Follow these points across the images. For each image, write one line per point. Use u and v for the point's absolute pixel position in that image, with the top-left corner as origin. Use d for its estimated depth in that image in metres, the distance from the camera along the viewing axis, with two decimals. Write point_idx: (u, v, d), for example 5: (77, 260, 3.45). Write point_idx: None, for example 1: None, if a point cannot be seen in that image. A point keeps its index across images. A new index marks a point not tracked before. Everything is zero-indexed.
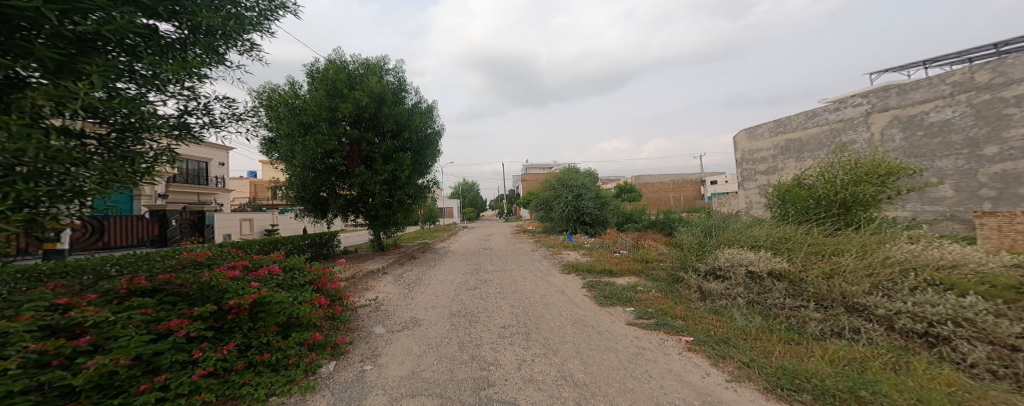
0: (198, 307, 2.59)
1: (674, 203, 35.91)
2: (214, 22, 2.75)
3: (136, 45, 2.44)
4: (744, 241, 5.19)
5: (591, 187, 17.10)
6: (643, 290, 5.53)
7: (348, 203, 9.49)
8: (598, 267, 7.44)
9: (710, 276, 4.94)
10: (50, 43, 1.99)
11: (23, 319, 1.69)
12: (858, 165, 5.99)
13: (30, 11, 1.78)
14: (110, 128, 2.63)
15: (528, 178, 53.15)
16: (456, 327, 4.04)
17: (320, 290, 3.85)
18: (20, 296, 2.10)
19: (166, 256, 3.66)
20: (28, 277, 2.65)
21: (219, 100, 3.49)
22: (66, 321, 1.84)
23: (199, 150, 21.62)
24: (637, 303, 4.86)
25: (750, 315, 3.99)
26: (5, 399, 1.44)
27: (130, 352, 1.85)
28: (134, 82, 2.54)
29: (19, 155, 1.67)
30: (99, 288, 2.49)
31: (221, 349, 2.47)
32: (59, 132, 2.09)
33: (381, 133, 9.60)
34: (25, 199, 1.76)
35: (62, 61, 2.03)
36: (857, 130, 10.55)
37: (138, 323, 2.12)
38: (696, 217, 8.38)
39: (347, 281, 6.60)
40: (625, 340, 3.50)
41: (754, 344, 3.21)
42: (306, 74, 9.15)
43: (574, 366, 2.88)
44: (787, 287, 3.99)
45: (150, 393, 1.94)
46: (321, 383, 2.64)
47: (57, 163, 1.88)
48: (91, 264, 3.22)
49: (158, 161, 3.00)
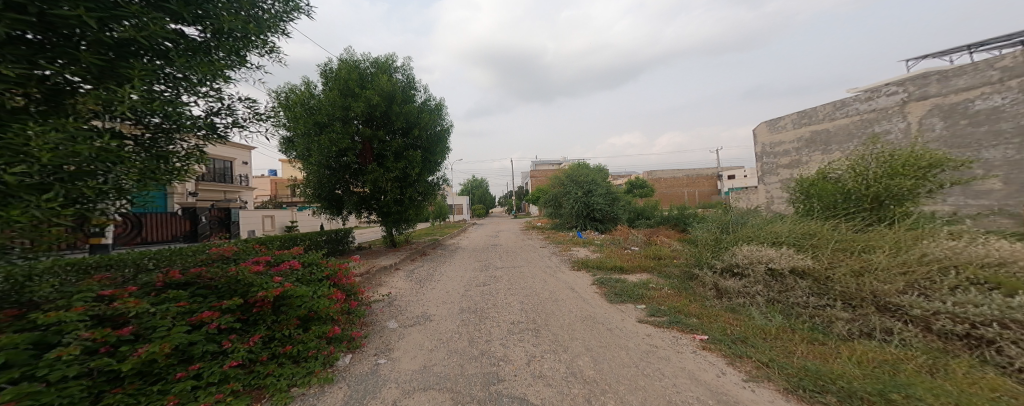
0: (226, 299, 2.70)
1: (688, 198, 35.29)
2: (234, 26, 2.84)
3: (168, 49, 2.56)
4: (765, 237, 5.06)
5: (601, 182, 16.93)
6: (655, 287, 5.47)
7: (362, 200, 9.65)
8: (609, 264, 7.37)
9: (726, 274, 4.85)
10: (92, 50, 2.12)
11: (75, 309, 1.83)
12: (897, 157, 5.63)
13: (72, 20, 1.90)
14: (146, 129, 2.77)
15: (536, 172, 53.86)
16: (467, 323, 4.10)
17: (338, 285, 3.93)
18: (71, 287, 2.27)
19: (197, 251, 3.85)
20: (78, 269, 2.88)
21: (242, 100, 3.59)
22: (109, 311, 1.96)
23: (225, 150, 22.48)
24: (650, 300, 4.79)
25: (770, 314, 3.88)
26: (61, 385, 1.56)
27: (171, 342, 1.97)
28: (168, 84, 2.67)
29: (71, 155, 1.77)
30: (139, 280, 2.65)
31: (248, 341, 2.58)
32: (103, 133, 2.21)
33: (392, 131, 9.70)
34: (72, 196, 1.90)
35: (104, 66, 2.15)
36: (891, 121, 10.05)
37: (174, 314, 2.25)
38: (712, 213, 8.21)
39: (362, 276, 6.75)
40: (637, 338, 3.47)
41: (774, 343, 3.13)
42: (320, 74, 9.35)
43: (584, 363, 2.87)
44: (812, 285, 3.86)
45: (186, 381, 2.09)
46: (339, 375, 2.72)
47: (101, 162, 1.98)
48: (131, 258, 3.43)
49: (191, 160, 3.13)
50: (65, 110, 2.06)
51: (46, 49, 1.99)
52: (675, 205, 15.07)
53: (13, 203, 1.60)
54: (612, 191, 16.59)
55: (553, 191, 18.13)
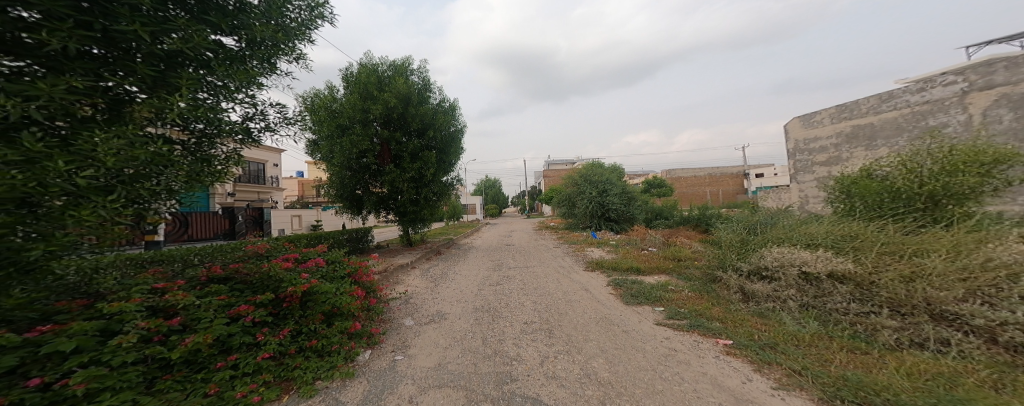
0: (260, 294, 2.86)
1: (710, 198, 34.09)
2: (266, 35, 2.99)
3: (210, 59, 2.73)
4: (798, 239, 4.82)
5: (617, 182, 16.65)
6: (674, 289, 5.33)
7: (380, 200, 9.87)
8: (625, 265, 7.23)
9: (753, 276, 4.66)
10: (146, 61, 2.32)
11: (133, 300, 2.11)
12: (955, 153, 5.22)
13: (131, 34, 2.12)
14: (192, 135, 2.98)
15: (551, 172, 53.60)
16: (480, 322, 4.11)
17: (359, 283, 4.04)
18: (131, 280, 2.57)
19: (236, 248, 4.09)
20: (136, 263, 3.23)
21: (273, 106, 3.77)
22: (161, 302, 2.25)
23: (256, 152, 23.63)
24: (668, 303, 4.66)
25: (804, 319, 3.70)
26: (121, 371, 1.80)
27: (213, 333, 2.21)
28: (210, 92, 2.86)
29: (131, 158, 2.00)
30: (186, 275, 2.87)
31: (278, 334, 2.71)
32: (156, 139, 2.44)
33: (408, 132, 9.87)
34: (128, 196, 2.10)
35: (156, 76, 2.36)
36: (948, 113, 8.29)
37: (216, 307, 2.46)
38: (739, 213, 7.88)
39: (380, 274, 6.93)
40: (654, 341, 3.38)
41: (807, 351, 2.98)
42: (342, 78, 9.66)
43: (598, 365, 2.82)
44: (853, 290, 3.64)
45: (225, 370, 2.28)
46: (360, 370, 2.80)
47: (155, 165, 2.25)
48: (180, 253, 3.70)
49: (230, 163, 3.31)
50: (124, 118, 2.28)
51: (109, 62, 2.21)
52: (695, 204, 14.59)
53: (83, 203, 1.77)
54: (628, 191, 16.24)
55: (567, 190, 17.95)
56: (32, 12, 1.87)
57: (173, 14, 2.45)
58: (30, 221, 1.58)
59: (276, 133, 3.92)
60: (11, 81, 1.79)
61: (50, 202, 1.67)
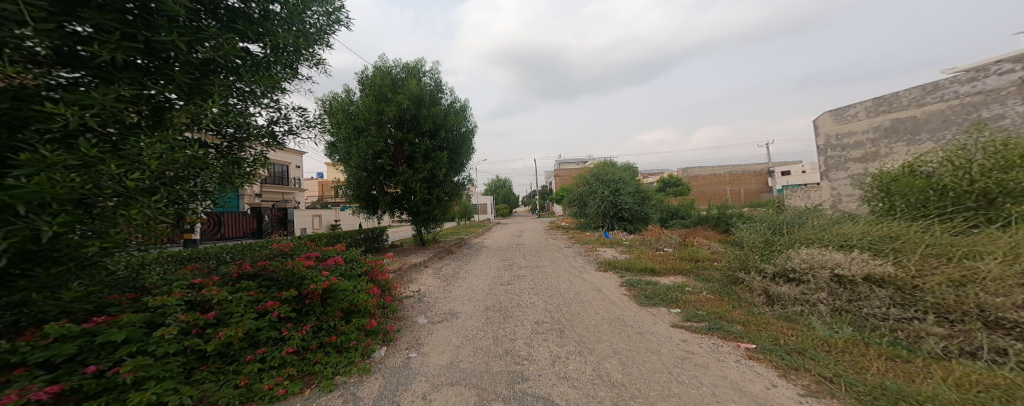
0: (285, 290, 2.97)
1: (730, 197, 32.98)
2: (288, 41, 3.11)
3: (238, 66, 2.86)
4: (830, 240, 4.61)
5: (630, 181, 16.37)
6: (691, 291, 5.18)
7: (393, 200, 10.05)
8: (639, 265, 7.09)
9: (779, 278, 4.48)
10: (183, 70, 2.50)
11: (175, 294, 2.30)
12: (1011, 147, 4.91)
13: (170, 45, 2.30)
14: (224, 139, 3.12)
15: (563, 172, 53.00)
16: (491, 321, 4.12)
17: (375, 281, 4.12)
18: (173, 276, 2.77)
19: (263, 246, 4.27)
20: (178, 259, 3.48)
21: (295, 109, 3.91)
22: (198, 297, 2.42)
23: (279, 155, 24.55)
24: (685, 304, 4.54)
25: (837, 324, 3.52)
26: (163, 360, 2.07)
27: (244, 327, 2.37)
28: (240, 97, 3.01)
29: (171, 161, 2.22)
30: (219, 271, 3.04)
31: (301, 330, 2.81)
32: (193, 143, 2.62)
33: (420, 133, 9.99)
34: (169, 196, 2.33)
35: (192, 84, 2.53)
36: (1006, 103, 7.26)
37: (246, 302, 2.60)
38: (761, 213, 7.59)
39: (394, 272, 7.07)
40: (671, 343, 3.30)
41: (839, 357, 2.85)
42: (358, 81, 9.90)
43: (611, 366, 2.78)
44: (894, 294, 3.44)
45: (253, 363, 2.44)
46: (376, 366, 2.86)
47: (191, 167, 2.46)
48: (214, 251, 3.92)
49: (257, 165, 3.45)
50: (165, 123, 2.45)
51: (151, 71, 2.39)
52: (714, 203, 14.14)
53: (132, 204, 2.00)
54: (641, 190, 15.89)
55: (579, 190, 17.77)
56: (85, 26, 2.09)
57: (205, 24, 2.61)
58: (87, 221, 1.84)
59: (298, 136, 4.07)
60: (70, 92, 2.00)
61: (103, 203, 1.90)
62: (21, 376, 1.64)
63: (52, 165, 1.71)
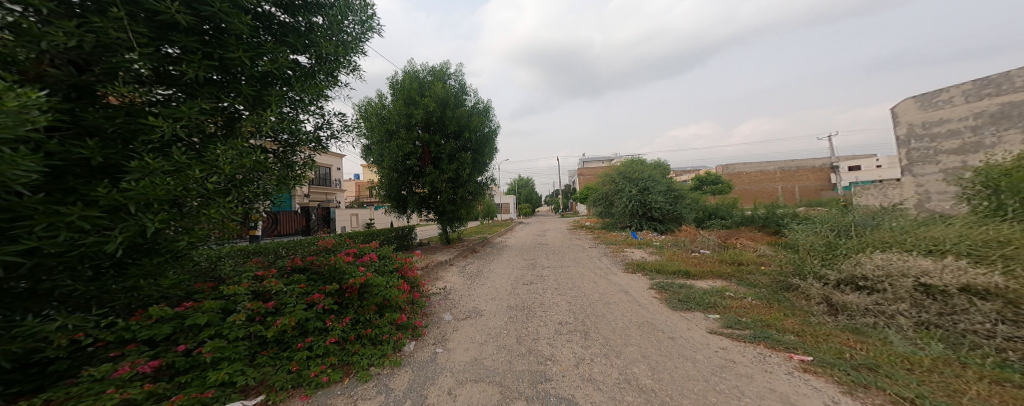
0: (328, 284, 3.18)
1: (781, 196, 30.24)
2: (330, 50, 3.32)
3: (290, 76, 3.11)
4: (914, 243, 4.06)
5: (660, 179, 15.59)
6: (733, 296, 4.82)
7: (421, 200, 10.38)
8: (671, 268, 6.72)
9: (844, 287, 4.06)
10: (248, 82, 2.79)
11: (243, 285, 2.59)
12: None
13: (236, 60, 2.58)
14: (280, 145, 3.43)
15: (585, 172, 51.51)
16: (514, 320, 4.13)
17: (404, 277, 4.29)
18: (241, 268, 3.10)
19: (310, 242, 4.64)
20: (244, 252, 3.90)
21: (336, 115, 4.19)
22: (261, 288, 2.70)
23: (322, 158, 26.31)
24: (725, 310, 4.24)
25: (923, 341, 3.10)
26: (235, 342, 2.38)
27: (296, 317, 2.60)
28: (292, 106, 3.29)
29: (240, 165, 2.51)
30: (277, 264, 3.35)
31: (341, 322, 3.00)
32: (257, 149, 2.90)
33: (446, 135, 10.25)
34: (239, 196, 2.64)
35: (255, 95, 2.81)
36: None
37: (298, 293, 2.85)
38: (817, 214, 6.88)
39: (422, 269, 7.32)
40: (707, 350, 3.10)
41: (925, 377, 2.51)
42: (389, 86, 10.34)
43: (640, 371, 2.68)
44: (1004, 309, 2.92)
45: (303, 350, 2.66)
46: (406, 360, 2.98)
47: (255, 170, 2.73)
48: (271, 246, 4.32)
49: (306, 168, 3.74)
50: (235, 131, 2.74)
51: (223, 85, 2.71)
52: (760, 202, 13.06)
53: (212, 205, 2.37)
54: (674, 189, 15.07)
55: (604, 189, 17.20)
56: (175, 48, 2.44)
57: (262, 39, 2.90)
58: (178, 218, 2.23)
59: (339, 140, 4.35)
60: (164, 107, 2.35)
61: (190, 203, 2.29)
62: (132, 350, 2.10)
63: (153, 170, 2.09)
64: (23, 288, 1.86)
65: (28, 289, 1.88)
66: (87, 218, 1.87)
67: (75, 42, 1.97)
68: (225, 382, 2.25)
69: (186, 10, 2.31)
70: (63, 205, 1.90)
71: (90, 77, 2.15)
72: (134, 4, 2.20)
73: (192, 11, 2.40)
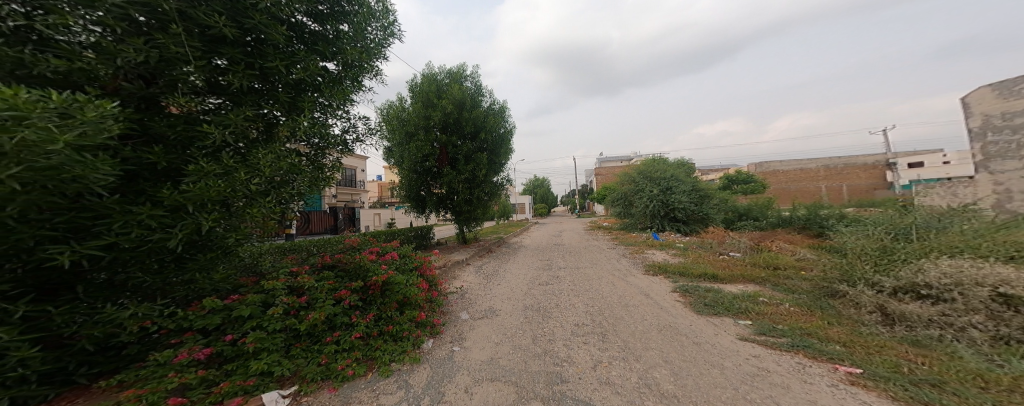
0: (354, 281, 3.31)
1: (824, 195, 28.01)
2: (356, 56, 3.45)
3: (321, 82, 3.26)
4: (993, 249, 3.62)
5: (684, 179, 14.93)
6: (768, 302, 4.51)
7: (439, 200, 10.56)
8: (695, 270, 6.41)
9: (902, 295, 3.70)
10: (285, 90, 2.97)
11: (279, 280, 2.76)
12: None
13: (274, 68, 2.75)
14: (312, 148, 3.62)
15: (602, 172, 50.41)
16: (531, 321, 4.11)
17: (423, 276, 4.36)
18: (277, 264, 3.31)
19: (337, 241, 4.86)
20: (280, 249, 4.15)
21: (361, 119, 4.36)
22: (295, 283, 2.87)
23: (349, 160, 27.46)
24: (758, 316, 3.99)
25: (1000, 357, 2.76)
26: (274, 334, 2.54)
27: (325, 312, 2.73)
28: (322, 111, 3.45)
29: (278, 168, 2.67)
30: (309, 262, 3.54)
31: (366, 318, 3.11)
32: (292, 153, 3.08)
33: (463, 136, 10.42)
34: (277, 197, 2.82)
35: (290, 101, 2.99)
36: None
37: (327, 290, 2.99)
38: (866, 215, 6.30)
39: (440, 268, 7.47)
40: (737, 357, 2.93)
41: (1001, 397, 2.22)
42: (409, 89, 10.61)
43: (662, 376, 2.58)
44: None
45: (331, 344, 2.79)
46: (425, 357, 3.05)
47: (290, 173, 2.91)
48: (304, 244, 4.57)
49: (335, 170, 3.92)
50: (273, 136, 2.93)
51: (263, 93, 2.90)
52: (800, 202, 12.18)
53: (254, 205, 2.55)
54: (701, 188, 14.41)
55: (623, 189, 16.70)
56: (224, 60, 2.64)
57: (296, 48, 3.07)
58: (226, 218, 2.42)
59: (363, 143, 4.53)
60: (216, 115, 2.57)
61: (236, 203, 2.48)
62: (189, 338, 2.32)
63: (206, 173, 2.30)
64: (103, 278, 2.15)
65: (107, 280, 2.17)
66: (154, 216, 2.09)
67: (142, 57, 2.20)
68: (264, 372, 2.41)
69: (232, 23, 2.52)
70: (136, 205, 2.13)
71: (156, 89, 2.39)
72: (189, 20, 2.42)
73: (236, 24, 2.60)
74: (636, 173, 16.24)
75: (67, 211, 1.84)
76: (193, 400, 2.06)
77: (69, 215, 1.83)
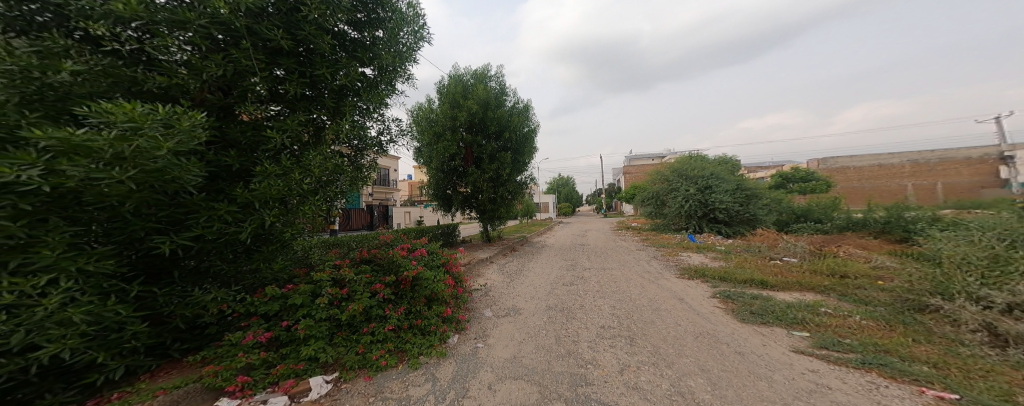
0: (388, 275, 3.48)
1: (908, 195, 24.31)
2: (390, 60, 3.61)
3: (360, 87, 3.45)
4: None
5: (727, 176, 13.80)
6: (833, 313, 4.02)
7: (465, 199, 10.72)
8: (741, 276, 5.89)
9: (1020, 314, 3.14)
10: (330, 95, 3.19)
11: (324, 273, 2.98)
12: None
13: (321, 75, 2.98)
14: (353, 150, 3.86)
15: (631, 170, 47.72)
16: (554, 321, 4.05)
17: (449, 273, 4.40)
18: (323, 257, 3.59)
19: (371, 237, 5.14)
20: (326, 244, 4.48)
21: (394, 121, 4.57)
22: (338, 275, 3.09)
23: (384, 160, 28.85)
24: (817, 328, 3.58)
25: None
26: (320, 322, 2.76)
27: (362, 304, 2.90)
28: (362, 114, 3.64)
29: (325, 169, 2.89)
30: (349, 256, 3.79)
31: (398, 311, 3.25)
32: (336, 154, 3.30)
33: (487, 135, 10.50)
34: (324, 195, 3.06)
35: (334, 106, 3.20)
36: None
37: (365, 282, 3.17)
38: (965, 219, 5.35)
39: (465, 266, 7.62)
40: (786, 370, 2.67)
41: None
42: (437, 91, 10.89)
43: (697, 384, 2.42)
44: None
45: (368, 334, 2.96)
46: (450, 352, 3.13)
47: (335, 173, 3.13)
48: (344, 240, 4.90)
49: (371, 170, 4.13)
50: (321, 139, 3.16)
51: (313, 99, 3.14)
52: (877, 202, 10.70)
53: (306, 203, 2.78)
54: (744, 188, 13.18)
55: (654, 188, 15.80)
56: (282, 70, 2.90)
57: (339, 56, 3.29)
58: (285, 214, 2.69)
59: (396, 144, 4.73)
60: (276, 121, 2.84)
61: (291, 200, 2.73)
62: (255, 322, 2.61)
63: (269, 174, 2.57)
64: (192, 265, 2.54)
65: (195, 267, 2.56)
66: (230, 212, 2.39)
67: (220, 72, 2.52)
68: (311, 357, 2.64)
69: (287, 36, 2.78)
70: (217, 202, 2.45)
71: (230, 99, 2.72)
72: (254, 35, 2.72)
73: (290, 35, 2.86)
74: (670, 171, 15.29)
75: (168, 207, 2.21)
76: (256, 379, 2.33)
77: (169, 210, 2.21)
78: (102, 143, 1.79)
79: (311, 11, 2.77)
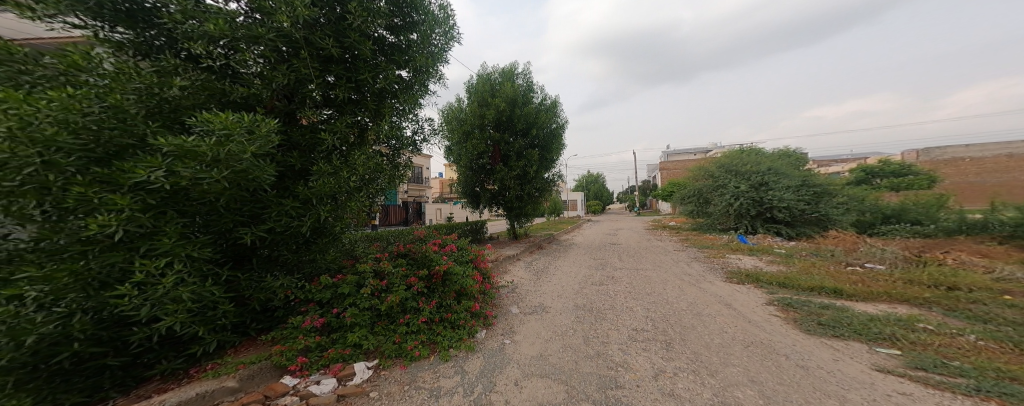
0: (422, 269, 3.60)
1: None
2: (424, 62, 3.73)
3: (397, 89, 3.59)
4: None
5: (789, 170, 12.38)
6: (937, 331, 3.44)
7: (492, 196, 10.79)
8: (808, 283, 5.28)
9: None
10: (372, 98, 3.37)
11: (366, 265, 3.18)
12: None
13: (364, 79, 3.16)
14: (391, 149, 4.04)
15: (670, 166, 44.63)
16: (581, 321, 3.97)
17: (478, 268, 4.48)
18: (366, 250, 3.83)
19: (405, 233, 5.38)
20: (369, 238, 4.77)
21: (427, 121, 4.71)
22: (378, 268, 3.27)
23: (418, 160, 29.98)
24: (910, 346, 3.11)
25: None
26: (365, 311, 2.95)
27: (399, 296, 3.05)
28: (399, 115, 3.79)
29: (368, 167, 3.08)
30: (388, 249, 4.01)
31: (430, 304, 3.35)
32: (376, 154, 3.49)
33: (514, 132, 10.49)
34: (368, 192, 3.26)
35: (376, 108, 3.38)
36: None
37: (401, 275, 3.32)
38: None
39: (493, 262, 7.72)
40: (864, 389, 2.37)
41: None
42: (465, 91, 11.06)
43: (746, 396, 2.24)
44: None
45: (405, 325, 3.11)
46: (478, 346, 3.19)
47: (376, 171, 3.32)
48: (384, 235, 5.17)
49: (406, 168, 4.31)
50: (364, 140, 3.36)
51: (357, 102, 3.34)
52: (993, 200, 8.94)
53: (353, 200, 2.98)
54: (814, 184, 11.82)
55: (698, 186, 14.84)
56: (333, 76, 3.13)
57: (378, 60, 3.46)
58: (337, 209, 2.92)
59: (428, 143, 4.88)
60: (329, 123, 3.07)
61: (341, 197, 2.94)
62: (313, 307, 2.88)
63: (324, 172, 2.81)
64: (268, 253, 2.87)
65: (270, 256, 2.88)
66: (294, 207, 2.65)
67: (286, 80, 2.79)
68: (356, 343, 2.85)
69: (336, 44, 3.00)
70: (285, 198, 2.73)
71: (294, 105, 3.01)
72: (311, 45, 2.94)
73: (339, 43, 3.08)
74: (717, 167, 14.39)
75: (250, 203, 2.53)
76: (312, 360, 2.61)
77: (250, 205, 2.52)
78: (205, 148, 2.07)
79: (356, 18, 2.97)
